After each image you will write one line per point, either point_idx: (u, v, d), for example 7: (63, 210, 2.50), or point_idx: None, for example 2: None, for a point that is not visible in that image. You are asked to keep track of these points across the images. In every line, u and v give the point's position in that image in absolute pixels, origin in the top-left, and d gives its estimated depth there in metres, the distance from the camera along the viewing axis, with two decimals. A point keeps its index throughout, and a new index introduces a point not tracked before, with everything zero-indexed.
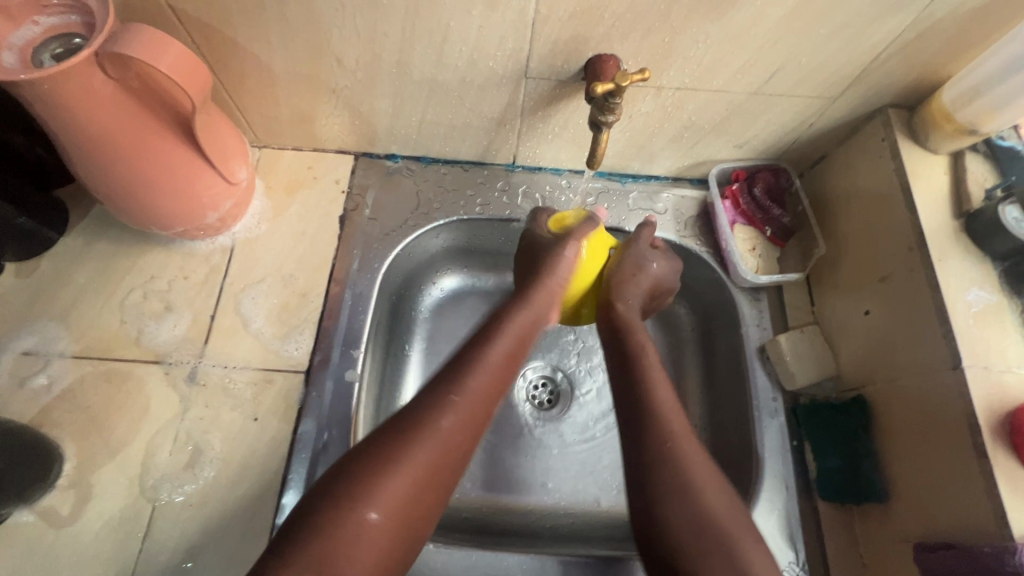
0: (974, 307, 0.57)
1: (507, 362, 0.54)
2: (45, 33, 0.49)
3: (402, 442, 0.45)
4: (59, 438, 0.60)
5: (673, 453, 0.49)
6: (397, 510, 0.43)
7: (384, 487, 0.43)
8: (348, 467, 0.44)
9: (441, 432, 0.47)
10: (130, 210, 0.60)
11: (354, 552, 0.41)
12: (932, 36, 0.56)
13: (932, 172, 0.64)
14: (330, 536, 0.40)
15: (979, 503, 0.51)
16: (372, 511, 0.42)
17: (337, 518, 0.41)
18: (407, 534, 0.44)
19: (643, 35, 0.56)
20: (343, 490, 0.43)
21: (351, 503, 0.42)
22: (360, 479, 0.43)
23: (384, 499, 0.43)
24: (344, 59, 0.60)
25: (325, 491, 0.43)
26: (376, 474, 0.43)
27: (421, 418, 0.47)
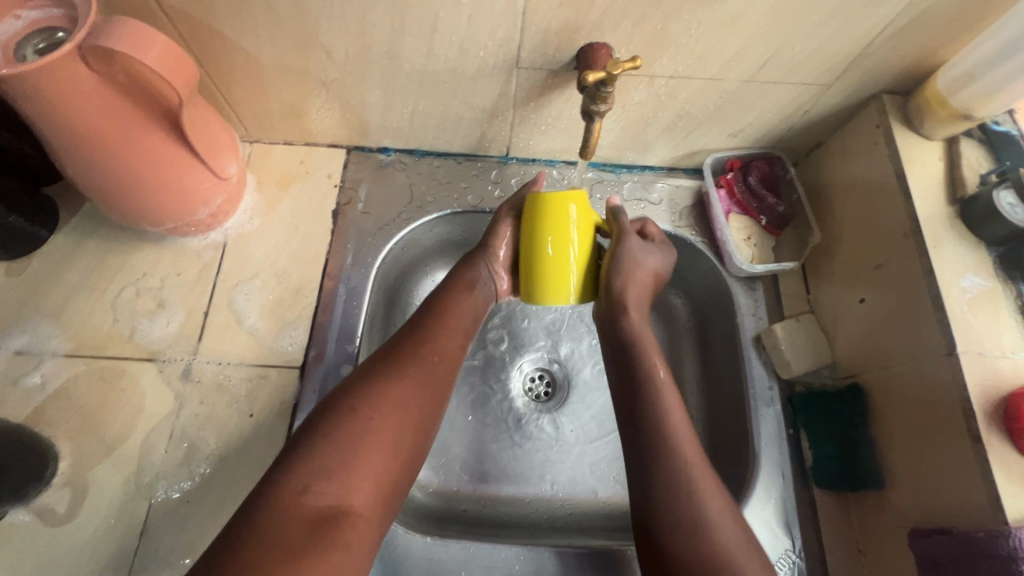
0: (968, 293, 0.57)
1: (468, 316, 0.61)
2: (28, 27, 0.48)
3: (392, 367, 0.53)
4: (54, 437, 0.59)
5: (667, 435, 0.53)
6: (393, 423, 0.50)
7: (380, 400, 0.50)
8: (348, 388, 0.52)
9: (419, 361, 0.54)
10: (119, 207, 0.60)
11: (359, 457, 0.47)
12: (927, 20, 0.56)
13: (926, 158, 0.63)
14: (333, 441, 0.47)
15: (974, 488, 0.51)
16: (371, 418, 0.49)
17: (343, 427, 0.48)
18: (402, 446, 0.50)
19: (634, 23, 0.55)
20: (343, 406, 0.50)
21: (351, 414, 0.49)
22: (360, 395, 0.50)
23: (381, 410, 0.50)
24: (333, 51, 0.59)
25: (328, 408, 0.50)
26: (372, 390, 0.51)
27: (400, 351, 0.55)
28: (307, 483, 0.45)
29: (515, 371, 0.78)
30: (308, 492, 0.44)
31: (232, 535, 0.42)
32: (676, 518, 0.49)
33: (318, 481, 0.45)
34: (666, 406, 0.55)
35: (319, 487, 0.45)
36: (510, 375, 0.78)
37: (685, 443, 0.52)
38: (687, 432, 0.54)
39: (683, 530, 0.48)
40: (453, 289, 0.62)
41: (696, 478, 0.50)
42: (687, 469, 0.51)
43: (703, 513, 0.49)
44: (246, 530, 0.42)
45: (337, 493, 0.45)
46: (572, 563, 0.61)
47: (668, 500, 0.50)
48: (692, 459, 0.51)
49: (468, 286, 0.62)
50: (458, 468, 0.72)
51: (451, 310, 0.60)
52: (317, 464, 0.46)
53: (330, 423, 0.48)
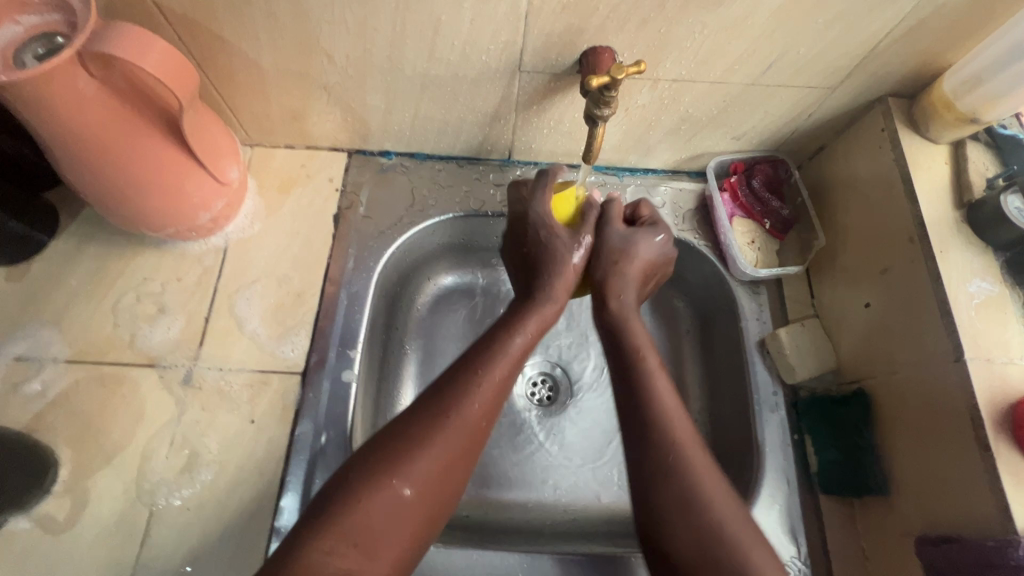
0: (976, 299, 0.56)
1: (522, 359, 0.55)
2: (27, 33, 0.48)
3: (435, 426, 0.48)
4: (54, 444, 0.59)
5: (656, 416, 0.51)
6: (427, 490, 0.46)
7: (416, 464, 0.46)
8: (382, 446, 0.47)
9: (467, 415, 0.49)
10: (118, 212, 0.59)
11: (385, 526, 0.44)
12: (933, 23, 0.55)
13: (932, 162, 0.63)
14: (365, 510, 0.44)
15: (982, 495, 0.51)
16: (407, 487, 0.45)
17: (372, 496, 0.44)
18: (434, 512, 0.47)
19: (637, 26, 0.55)
20: (378, 467, 0.46)
21: (384, 480, 0.45)
22: (396, 457, 0.46)
23: (417, 477, 0.46)
24: (334, 55, 0.59)
25: (359, 467, 0.46)
26: (409, 455, 0.46)
27: (447, 403, 0.49)
28: (332, 547, 0.42)
29: (518, 375, 0.78)
30: (332, 559, 0.42)
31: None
32: (673, 501, 0.48)
33: (342, 548, 0.42)
34: (655, 386, 0.53)
35: (343, 557, 0.42)
36: (512, 379, 0.78)
37: (679, 425, 0.51)
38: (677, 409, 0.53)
39: (682, 514, 0.47)
40: (507, 331, 0.55)
41: (690, 457, 0.49)
42: (679, 446, 0.50)
43: (699, 493, 0.47)
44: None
45: (360, 563, 0.42)
46: (576, 570, 0.60)
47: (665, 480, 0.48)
48: (683, 439, 0.50)
49: (521, 326, 0.56)
50: None
51: (507, 353, 0.53)
52: (344, 527, 0.43)
53: (358, 486, 0.45)
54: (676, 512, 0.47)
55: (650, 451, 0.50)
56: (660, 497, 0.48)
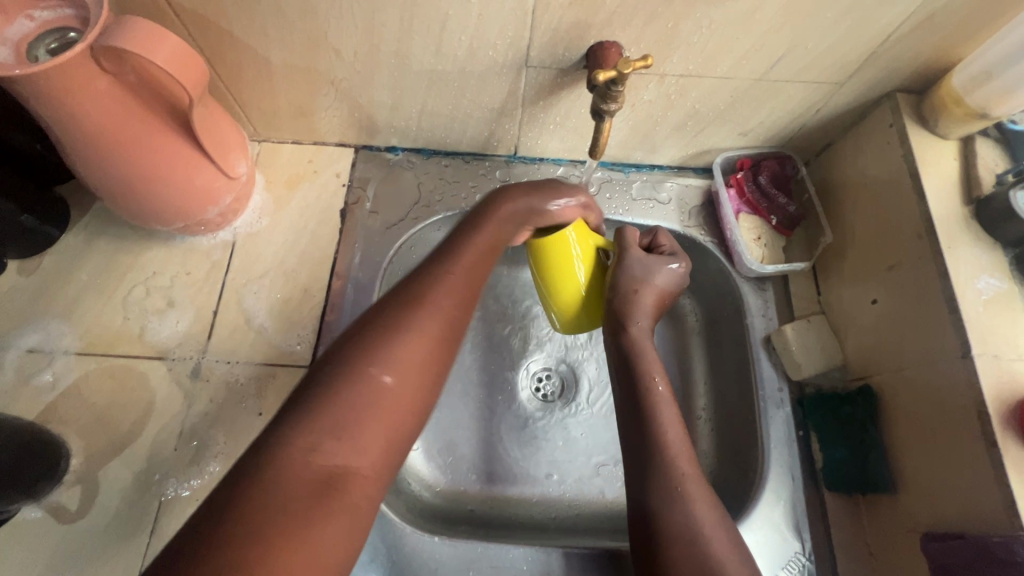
0: (983, 295, 0.56)
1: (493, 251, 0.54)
2: (41, 28, 0.48)
3: (408, 311, 0.47)
4: (65, 434, 0.60)
5: (661, 450, 0.54)
6: (407, 375, 0.44)
7: (394, 350, 0.44)
8: (355, 337, 0.45)
9: (442, 305, 0.48)
10: (128, 206, 0.60)
11: (369, 416, 0.42)
12: (942, 18, 0.55)
13: (941, 158, 0.63)
14: (346, 400, 0.41)
15: (988, 492, 0.51)
16: (385, 374, 0.43)
17: (353, 386, 0.42)
18: (417, 403, 0.44)
19: (645, 21, 0.55)
20: (356, 356, 0.44)
21: (359, 370, 0.43)
22: (373, 344, 0.44)
23: (395, 364, 0.44)
24: (342, 50, 0.59)
25: (336, 360, 0.44)
26: (386, 341, 0.45)
27: (418, 292, 0.48)
28: (315, 440, 0.39)
29: (522, 371, 0.78)
30: (314, 453, 0.39)
31: (233, 482, 0.37)
32: (675, 531, 0.49)
33: (325, 440, 0.39)
34: (664, 420, 0.56)
35: (325, 452, 0.39)
36: (517, 375, 0.78)
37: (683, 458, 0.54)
38: (682, 445, 0.55)
39: (680, 551, 0.48)
40: (475, 226, 0.55)
41: (691, 497, 0.51)
42: (680, 486, 0.52)
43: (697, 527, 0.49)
44: (241, 497, 0.36)
45: (346, 456, 0.40)
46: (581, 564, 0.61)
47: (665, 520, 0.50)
48: (687, 475, 0.52)
49: (489, 220, 0.55)
50: (465, 468, 0.72)
51: (473, 246, 0.53)
52: (324, 419, 0.40)
53: (334, 378, 0.42)
54: (673, 546, 0.49)
55: (653, 498, 0.51)
56: (662, 534, 0.50)
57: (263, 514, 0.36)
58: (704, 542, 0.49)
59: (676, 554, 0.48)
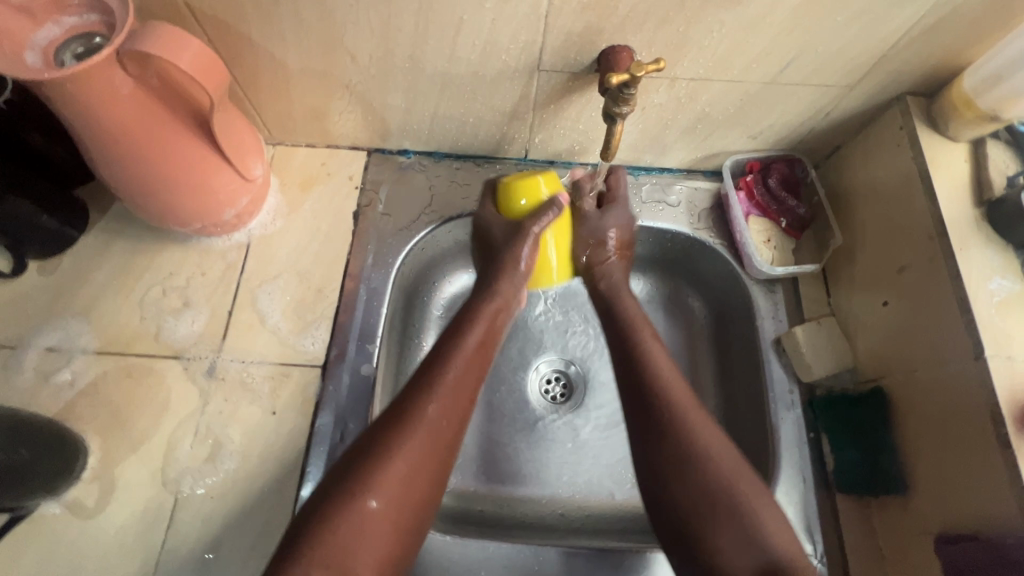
0: (996, 297, 0.56)
1: (481, 349, 0.59)
2: (67, 32, 0.50)
3: (396, 441, 0.50)
4: (83, 432, 0.61)
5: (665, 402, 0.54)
6: (395, 497, 0.48)
7: (382, 477, 0.48)
8: (353, 463, 0.49)
9: (428, 419, 0.52)
10: (148, 207, 0.61)
11: (359, 543, 0.45)
12: (952, 22, 0.55)
13: (952, 160, 0.63)
14: (335, 528, 0.45)
15: (1002, 494, 0.50)
16: (373, 499, 0.47)
17: (343, 511, 0.46)
18: (404, 521, 0.48)
19: (656, 26, 0.55)
20: (347, 484, 0.47)
21: (349, 498, 0.47)
22: (364, 473, 0.48)
23: (382, 488, 0.48)
24: (357, 55, 0.60)
25: (332, 488, 0.48)
26: (380, 465, 0.48)
27: (411, 409, 0.52)
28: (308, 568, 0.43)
29: (532, 371, 0.78)
30: None
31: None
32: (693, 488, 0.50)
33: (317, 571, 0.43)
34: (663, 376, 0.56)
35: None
36: (526, 375, 0.78)
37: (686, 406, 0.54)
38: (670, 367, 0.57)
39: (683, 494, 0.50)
40: (460, 330, 0.59)
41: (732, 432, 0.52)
42: (676, 406, 0.54)
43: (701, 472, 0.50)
44: None
45: None
46: (588, 563, 0.61)
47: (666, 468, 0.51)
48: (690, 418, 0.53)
49: (476, 318, 0.60)
50: (476, 469, 0.73)
51: (462, 351, 0.57)
52: (323, 551, 0.44)
53: (329, 510, 0.46)
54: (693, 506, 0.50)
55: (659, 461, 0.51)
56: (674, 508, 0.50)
57: None
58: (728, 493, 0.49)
59: (677, 472, 0.51)
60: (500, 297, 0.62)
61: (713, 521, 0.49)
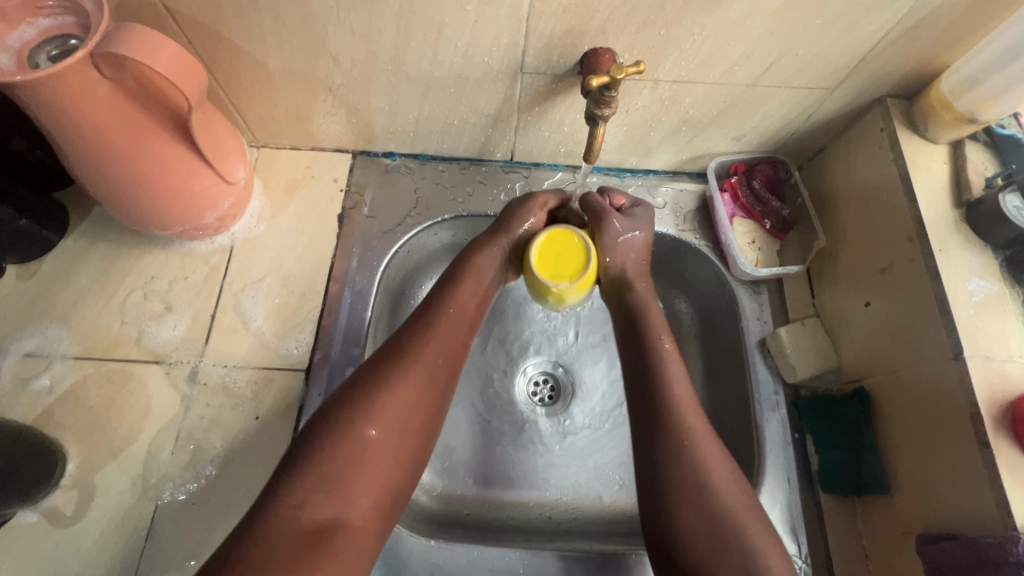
0: (974, 297, 0.56)
1: (472, 307, 0.60)
2: (42, 35, 0.49)
3: (393, 373, 0.51)
4: (62, 439, 0.60)
5: (674, 405, 0.55)
6: (392, 428, 0.49)
7: (381, 407, 0.49)
8: (347, 393, 0.49)
9: (423, 361, 0.53)
10: (127, 210, 0.60)
11: (356, 470, 0.46)
12: (929, 25, 0.56)
13: (932, 162, 0.63)
14: (334, 454, 0.46)
15: (982, 493, 0.51)
16: (372, 429, 0.48)
17: (341, 437, 0.46)
18: (402, 455, 0.49)
19: (638, 28, 0.55)
20: (344, 413, 0.48)
21: (347, 427, 0.47)
22: (361, 405, 0.48)
23: (381, 419, 0.48)
24: (339, 58, 0.60)
25: (327, 418, 0.48)
26: (373, 396, 0.49)
27: (404, 351, 0.53)
28: (304, 498, 0.44)
29: (519, 374, 0.78)
30: (305, 509, 0.43)
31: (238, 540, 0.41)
32: (703, 525, 0.49)
33: (314, 495, 0.44)
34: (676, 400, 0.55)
35: (315, 507, 0.44)
36: (514, 378, 0.78)
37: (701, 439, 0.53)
38: (688, 397, 0.56)
39: (690, 500, 0.50)
40: (453, 281, 0.60)
41: (722, 487, 0.51)
42: (688, 439, 0.53)
43: (709, 480, 0.51)
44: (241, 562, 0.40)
45: (336, 511, 0.44)
46: (572, 566, 0.61)
47: (671, 471, 0.51)
48: (695, 424, 0.54)
49: (461, 278, 0.60)
50: (463, 473, 0.72)
51: (452, 305, 0.58)
52: (316, 476, 0.45)
53: (324, 438, 0.46)
54: (700, 536, 0.49)
55: (668, 468, 0.52)
56: (676, 535, 0.49)
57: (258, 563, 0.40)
58: (740, 528, 0.49)
59: (687, 507, 0.50)
60: (488, 253, 0.63)
61: (722, 558, 0.47)
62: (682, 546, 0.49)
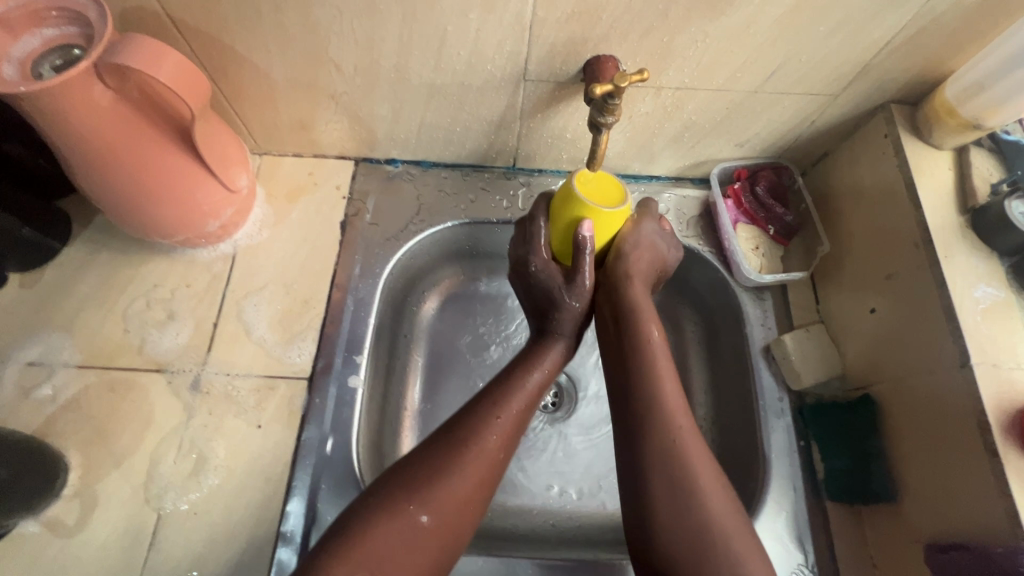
0: (981, 304, 0.56)
1: (537, 392, 0.58)
2: (45, 45, 0.49)
3: (450, 458, 0.50)
4: (64, 448, 0.60)
5: (661, 406, 0.54)
6: (444, 517, 0.48)
7: (435, 494, 0.48)
8: (404, 471, 0.50)
9: (488, 446, 0.52)
10: (130, 219, 0.60)
11: (397, 556, 0.46)
12: (934, 31, 0.56)
13: (936, 168, 0.63)
14: (379, 535, 0.46)
15: (991, 503, 0.50)
16: (423, 515, 0.47)
17: (388, 520, 0.47)
18: (447, 545, 0.48)
19: (641, 36, 0.55)
20: (398, 493, 0.48)
21: (398, 510, 0.47)
22: (416, 487, 0.49)
23: (433, 505, 0.48)
24: (342, 65, 0.60)
25: (380, 496, 0.48)
26: (430, 485, 0.49)
27: (466, 435, 0.52)
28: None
29: None
30: None
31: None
32: (688, 534, 0.49)
33: None
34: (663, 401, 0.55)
35: None
36: None
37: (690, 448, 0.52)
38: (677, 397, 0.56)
39: (674, 506, 0.50)
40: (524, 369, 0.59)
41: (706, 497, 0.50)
42: (674, 442, 0.52)
43: (694, 481, 0.51)
44: None
45: None
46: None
47: (656, 472, 0.51)
48: (684, 424, 0.54)
49: (539, 364, 0.59)
50: None
51: (521, 389, 0.57)
52: (360, 555, 0.45)
53: (371, 519, 0.46)
54: (682, 543, 0.49)
55: (653, 470, 0.51)
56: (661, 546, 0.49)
57: None
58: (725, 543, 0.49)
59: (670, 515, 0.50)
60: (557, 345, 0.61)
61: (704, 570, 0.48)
62: (659, 546, 0.49)
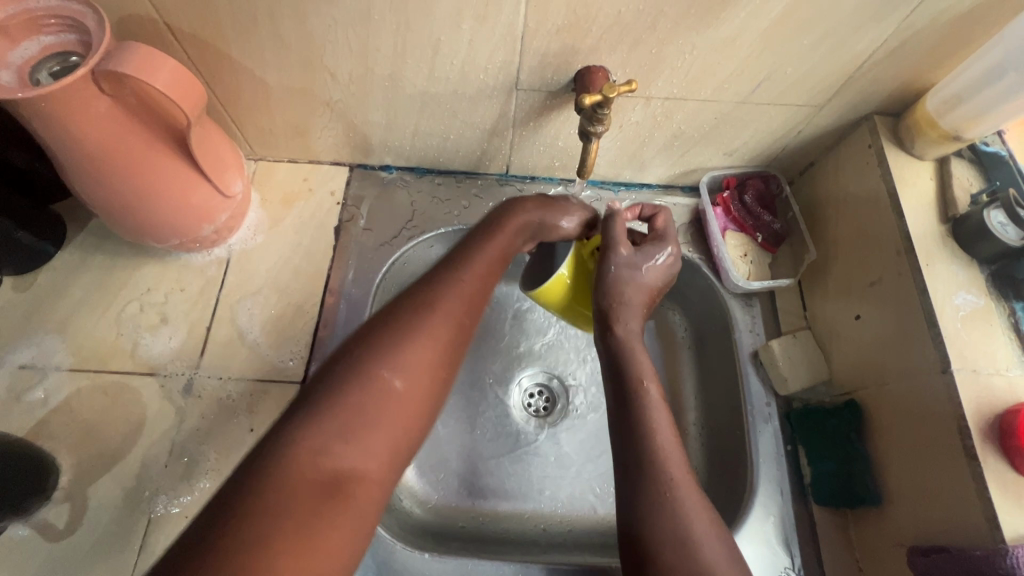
0: (961, 311, 0.57)
1: (500, 262, 0.58)
2: (43, 51, 0.50)
3: (415, 321, 0.50)
4: (55, 451, 0.60)
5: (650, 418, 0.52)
6: (416, 378, 0.48)
7: (405, 357, 0.48)
8: (369, 338, 0.49)
9: (452, 309, 0.52)
10: (125, 224, 0.61)
11: (379, 415, 0.45)
12: (913, 46, 0.57)
13: (919, 178, 0.65)
14: (356, 397, 0.45)
15: (970, 507, 0.51)
16: (396, 378, 0.47)
17: (363, 382, 0.46)
18: (423, 406, 0.48)
19: (630, 47, 0.57)
20: (364, 360, 0.47)
21: (371, 371, 0.46)
22: (383, 348, 0.48)
23: (406, 368, 0.48)
24: (337, 73, 0.61)
25: (346, 363, 0.47)
26: (396, 347, 0.48)
27: (425, 300, 0.52)
28: (326, 441, 0.43)
29: (514, 386, 0.79)
30: (326, 453, 0.43)
31: (243, 494, 0.39)
32: (666, 536, 0.46)
33: (336, 438, 0.43)
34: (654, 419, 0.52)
35: (335, 453, 0.43)
36: (508, 390, 0.78)
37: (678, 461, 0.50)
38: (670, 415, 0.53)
39: (660, 507, 0.47)
40: (486, 235, 0.58)
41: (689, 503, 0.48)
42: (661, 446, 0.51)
43: (686, 517, 0.47)
44: (241, 503, 0.38)
45: (354, 455, 0.44)
46: None
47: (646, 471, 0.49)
48: (678, 475, 0.49)
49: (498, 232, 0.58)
50: (456, 485, 0.72)
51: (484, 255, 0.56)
52: (336, 418, 0.44)
53: (348, 378, 0.46)
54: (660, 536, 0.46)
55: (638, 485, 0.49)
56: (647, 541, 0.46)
57: (263, 500, 0.39)
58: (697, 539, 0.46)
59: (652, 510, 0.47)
60: (525, 215, 0.60)
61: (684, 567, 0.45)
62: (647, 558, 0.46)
